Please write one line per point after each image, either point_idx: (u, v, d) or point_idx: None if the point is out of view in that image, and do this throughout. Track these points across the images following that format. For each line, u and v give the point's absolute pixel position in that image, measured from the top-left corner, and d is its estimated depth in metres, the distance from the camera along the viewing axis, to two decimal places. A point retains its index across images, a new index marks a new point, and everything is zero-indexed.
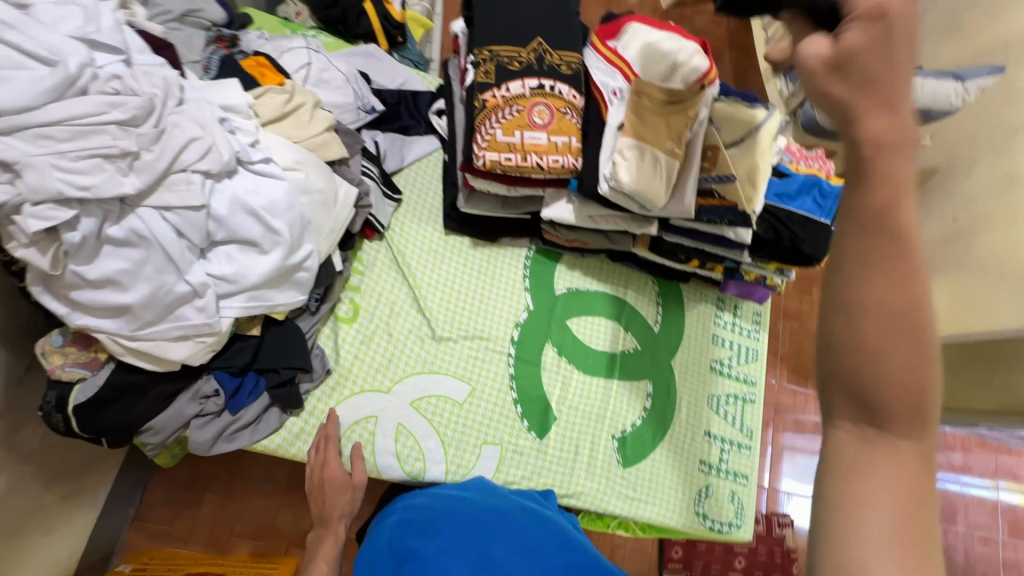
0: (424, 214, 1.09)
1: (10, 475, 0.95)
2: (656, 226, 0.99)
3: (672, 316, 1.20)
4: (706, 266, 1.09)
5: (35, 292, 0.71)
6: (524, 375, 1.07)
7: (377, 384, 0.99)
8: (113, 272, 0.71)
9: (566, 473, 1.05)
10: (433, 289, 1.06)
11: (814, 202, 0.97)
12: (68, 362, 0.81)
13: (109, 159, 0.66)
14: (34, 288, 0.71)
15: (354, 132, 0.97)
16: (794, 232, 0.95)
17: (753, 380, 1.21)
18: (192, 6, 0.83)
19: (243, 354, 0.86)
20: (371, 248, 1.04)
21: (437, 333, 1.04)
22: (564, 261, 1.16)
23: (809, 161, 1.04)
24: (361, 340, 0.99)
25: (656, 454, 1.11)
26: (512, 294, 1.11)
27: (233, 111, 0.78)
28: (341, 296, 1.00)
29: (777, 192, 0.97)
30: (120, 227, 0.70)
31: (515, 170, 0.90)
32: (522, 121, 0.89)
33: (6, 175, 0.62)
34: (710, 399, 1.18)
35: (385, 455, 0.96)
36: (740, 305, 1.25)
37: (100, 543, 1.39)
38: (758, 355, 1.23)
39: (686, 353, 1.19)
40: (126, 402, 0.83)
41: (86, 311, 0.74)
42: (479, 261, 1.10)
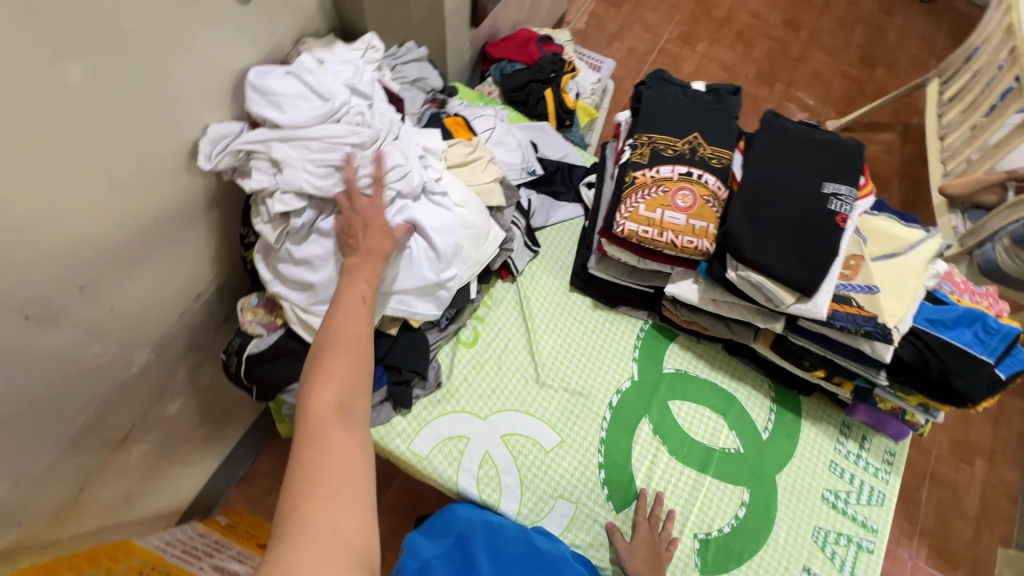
0: (554, 268, 1.19)
1: (182, 401, 1.17)
2: (782, 324, 0.97)
3: (786, 427, 1.12)
4: (833, 379, 1.02)
5: (257, 259, 0.94)
6: (614, 441, 1.07)
7: (477, 409, 1.07)
8: (311, 254, 0.90)
9: None
10: (546, 337, 1.13)
11: (975, 336, 0.88)
12: (255, 320, 1.02)
13: (337, 170, 0.86)
14: (257, 255, 0.93)
15: (513, 188, 1.13)
16: (945, 362, 0.87)
17: (874, 526, 1.06)
18: (421, 74, 1.08)
19: (378, 347, 1.00)
20: (502, 288, 1.16)
21: (541, 378, 1.10)
22: (678, 341, 1.16)
23: (975, 296, 0.96)
24: (473, 365, 1.09)
25: (740, 572, 1.01)
26: (619, 360, 1.14)
27: (431, 153, 0.97)
28: (466, 322, 1.12)
29: (929, 316, 0.91)
30: (327, 222, 0.89)
31: (649, 242, 0.97)
32: (665, 201, 0.97)
33: (272, 169, 0.85)
34: (815, 531, 1.05)
35: (467, 476, 1.02)
36: (869, 437, 1.12)
37: (211, 490, 1.59)
38: (884, 499, 1.08)
39: (795, 471, 1.09)
40: (282, 363, 1.00)
41: (282, 283, 0.95)
42: (594, 321, 1.16)
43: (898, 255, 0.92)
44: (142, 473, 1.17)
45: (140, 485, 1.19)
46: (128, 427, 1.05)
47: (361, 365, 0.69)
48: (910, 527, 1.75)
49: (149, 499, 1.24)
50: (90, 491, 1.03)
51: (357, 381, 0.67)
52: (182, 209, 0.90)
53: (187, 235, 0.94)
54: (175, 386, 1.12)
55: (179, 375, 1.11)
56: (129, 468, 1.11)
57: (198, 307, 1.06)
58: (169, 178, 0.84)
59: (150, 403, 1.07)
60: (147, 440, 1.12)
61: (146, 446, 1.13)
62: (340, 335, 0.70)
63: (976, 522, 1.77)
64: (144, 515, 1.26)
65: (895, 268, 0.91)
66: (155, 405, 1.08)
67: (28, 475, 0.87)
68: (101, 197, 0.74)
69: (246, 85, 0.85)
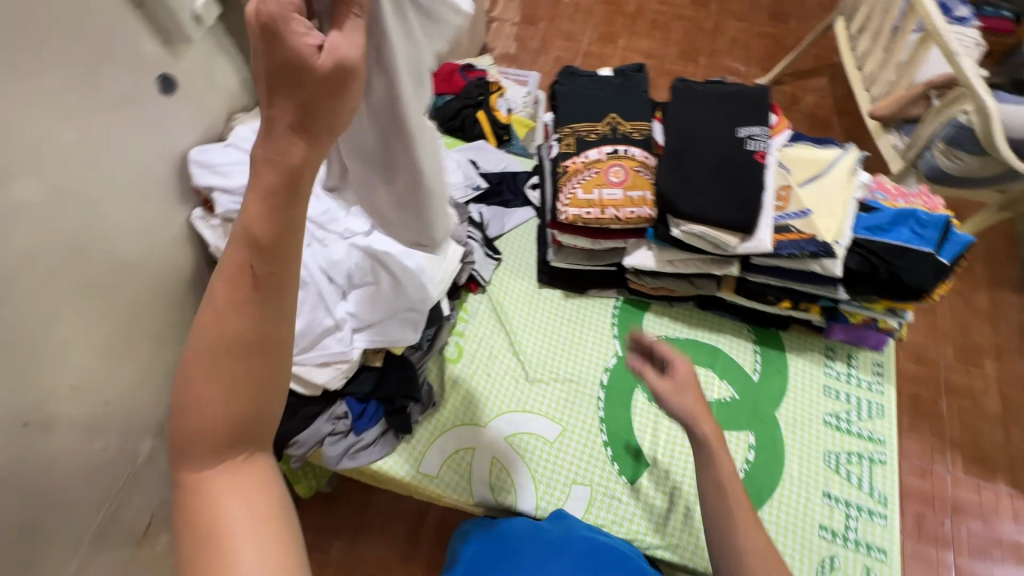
0: (520, 271, 1.24)
1: None
2: (737, 266, 1.02)
3: (773, 364, 1.15)
4: (800, 306, 1.06)
5: None
6: (614, 418, 1.10)
7: (477, 418, 1.10)
8: None
9: (660, 520, 1.02)
10: (528, 335, 1.18)
11: (912, 233, 0.93)
12: None
13: None
14: None
15: (463, 205, 1.19)
16: (890, 262, 0.92)
17: (880, 438, 1.08)
18: None
19: (368, 382, 1.04)
20: (476, 301, 1.21)
21: (531, 374, 1.14)
22: (652, 309, 1.21)
23: (909, 198, 1.01)
24: (463, 378, 1.13)
25: (763, 513, 1.02)
26: (601, 340, 1.17)
27: None
28: (448, 340, 1.16)
29: (868, 225, 0.96)
30: None
31: (594, 221, 1.03)
32: (600, 181, 1.04)
33: None
34: (826, 455, 1.07)
35: (481, 484, 1.04)
36: (855, 354, 1.16)
37: None
38: (884, 410, 1.10)
39: (792, 404, 1.12)
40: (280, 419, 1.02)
41: None
42: (569, 310, 1.20)
43: (822, 174, 0.99)
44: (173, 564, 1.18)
45: None
46: (148, 518, 1.07)
47: (252, 373, 0.51)
48: (939, 442, 1.76)
49: None
50: None
51: (253, 402, 0.51)
52: (154, 296, 0.95)
53: (165, 320, 0.99)
54: None
55: None
56: (158, 560, 1.13)
57: None
58: (137, 270, 0.89)
59: (166, 489, 1.10)
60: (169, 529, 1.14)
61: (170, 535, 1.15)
62: (220, 328, 0.49)
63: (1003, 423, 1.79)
64: None
65: (823, 188, 0.97)
66: (170, 492, 1.11)
67: None
68: (78, 298, 0.80)
69: (189, 163, 0.91)
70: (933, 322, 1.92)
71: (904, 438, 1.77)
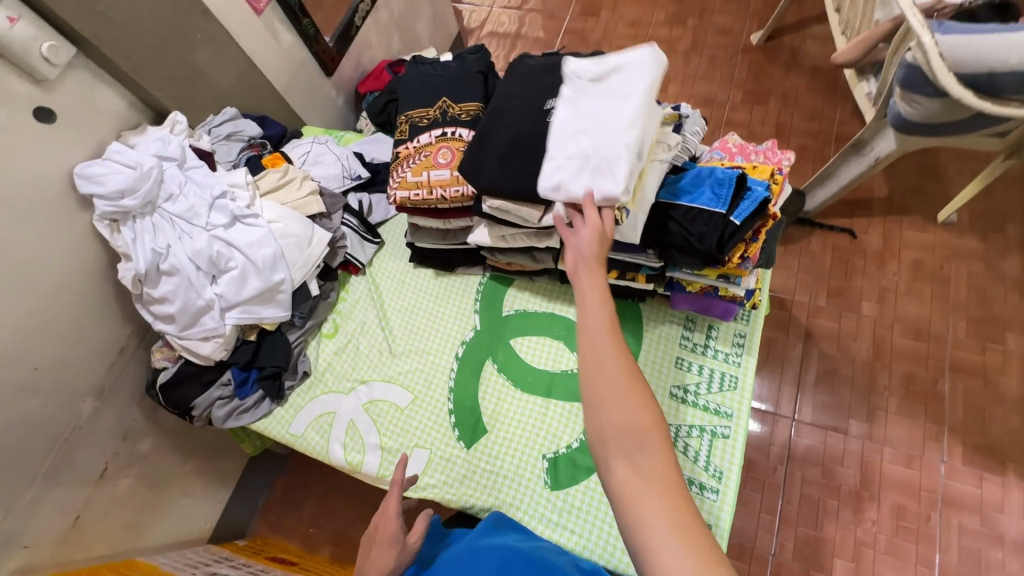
0: (398, 252, 1.33)
1: (152, 439, 1.46)
2: (557, 239, 1.04)
3: (626, 337, 1.13)
4: (627, 276, 1.04)
5: (146, 301, 1.16)
6: (463, 390, 1.15)
7: (343, 388, 1.21)
8: (167, 290, 1.13)
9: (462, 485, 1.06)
10: (399, 311, 1.26)
11: (713, 194, 0.88)
12: (162, 357, 1.26)
13: (171, 221, 1.13)
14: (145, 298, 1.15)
15: (336, 195, 1.29)
16: (687, 228, 0.88)
17: (727, 412, 1.03)
18: (237, 129, 1.29)
19: (244, 353, 1.20)
20: (356, 281, 1.32)
21: (395, 348, 1.22)
22: (514, 285, 1.24)
23: (748, 158, 0.98)
24: (335, 351, 1.24)
25: (590, 482, 1.03)
26: (462, 316, 1.23)
27: (236, 186, 1.17)
28: (326, 317, 1.28)
29: (673, 190, 0.92)
30: (167, 264, 1.12)
31: (424, 203, 1.10)
32: (429, 164, 1.10)
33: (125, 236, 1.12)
34: (665, 429, 1.04)
35: (335, 443, 1.16)
36: (715, 325, 1.10)
37: (232, 522, 1.86)
38: (738, 383, 1.05)
39: (640, 376, 1.09)
40: (183, 387, 1.23)
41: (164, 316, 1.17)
42: (437, 288, 1.27)
43: (640, 98, 0.90)
44: (137, 504, 1.47)
45: (142, 514, 1.49)
46: (103, 464, 1.34)
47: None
48: (936, 430, 1.68)
49: (156, 527, 1.55)
50: (92, 518, 1.35)
51: None
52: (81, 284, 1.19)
53: (89, 307, 1.22)
54: (137, 426, 1.41)
55: (136, 417, 1.40)
56: (120, 500, 1.41)
57: (127, 358, 1.34)
58: (43, 260, 1.10)
59: (118, 441, 1.37)
60: (128, 475, 1.41)
61: (130, 479, 1.42)
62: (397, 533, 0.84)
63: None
64: (158, 542, 1.56)
65: (639, 131, 0.89)
66: (121, 444, 1.37)
67: (18, 509, 1.17)
68: None
69: (76, 178, 1.09)
70: (945, 300, 1.85)
71: (889, 423, 1.71)
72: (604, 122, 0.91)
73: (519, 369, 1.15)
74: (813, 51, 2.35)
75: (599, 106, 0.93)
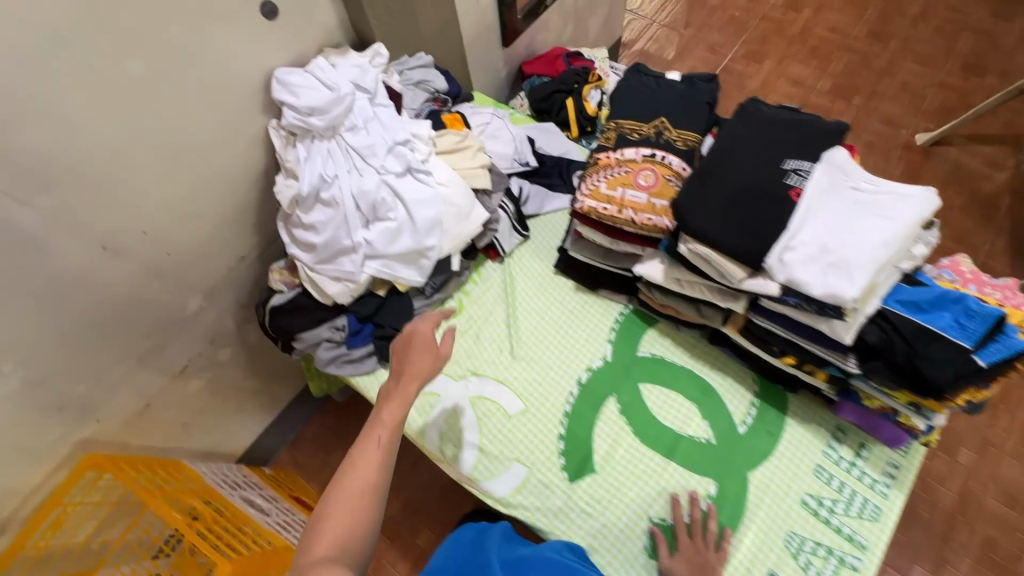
0: (542, 254, 1.27)
1: (231, 349, 1.42)
2: (743, 304, 0.95)
3: (766, 424, 1.05)
4: (805, 367, 0.95)
5: (293, 223, 1.12)
6: (579, 419, 1.09)
7: (453, 373, 1.16)
8: (318, 220, 1.08)
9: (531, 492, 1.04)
10: (528, 314, 1.21)
11: (954, 320, 0.79)
12: (280, 279, 1.22)
13: (347, 153, 1.08)
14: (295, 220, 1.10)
15: (502, 176, 1.23)
16: (913, 346, 0.80)
17: (862, 542, 0.95)
18: (427, 78, 1.24)
19: (369, 305, 1.16)
20: (491, 269, 1.26)
21: (517, 351, 1.17)
22: (656, 327, 1.16)
23: (983, 288, 0.88)
24: (455, 333, 1.19)
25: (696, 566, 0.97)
26: (594, 341, 1.16)
27: (418, 137, 1.13)
28: (453, 295, 1.23)
29: (903, 299, 0.84)
30: (329, 194, 1.07)
31: (609, 218, 1.02)
32: (627, 180, 1.02)
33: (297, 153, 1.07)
34: (788, 537, 0.97)
35: (433, 427, 1.10)
36: (868, 445, 1.01)
37: (262, 447, 1.82)
38: (880, 516, 0.96)
39: (772, 471, 1.01)
40: (293, 315, 1.18)
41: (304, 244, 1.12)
42: (574, 304, 1.21)
43: (905, 223, 0.82)
44: (196, 407, 1.43)
45: (196, 417, 1.45)
46: (184, 361, 1.30)
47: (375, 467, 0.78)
48: None
49: (202, 433, 1.51)
50: (156, 409, 1.31)
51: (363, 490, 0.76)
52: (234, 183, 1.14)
53: (232, 207, 1.17)
54: (225, 334, 1.36)
55: (228, 325, 1.35)
56: (184, 399, 1.37)
57: (243, 266, 1.28)
58: (213, 152, 1.05)
59: (205, 343, 1.32)
60: (199, 378, 1.37)
61: (200, 382, 1.38)
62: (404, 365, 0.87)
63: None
64: (198, 448, 1.53)
65: (890, 257, 0.82)
66: (206, 346, 1.33)
67: (102, 383, 1.13)
68: (159, 161, 0.98)
69: (274, 80, 1.04)
70: None
71: None
72: (854, 231, 0.84)
73: (643, 418, 1.08)
74: (978, 169, 2.19)
75: (859, 209, 0.86)
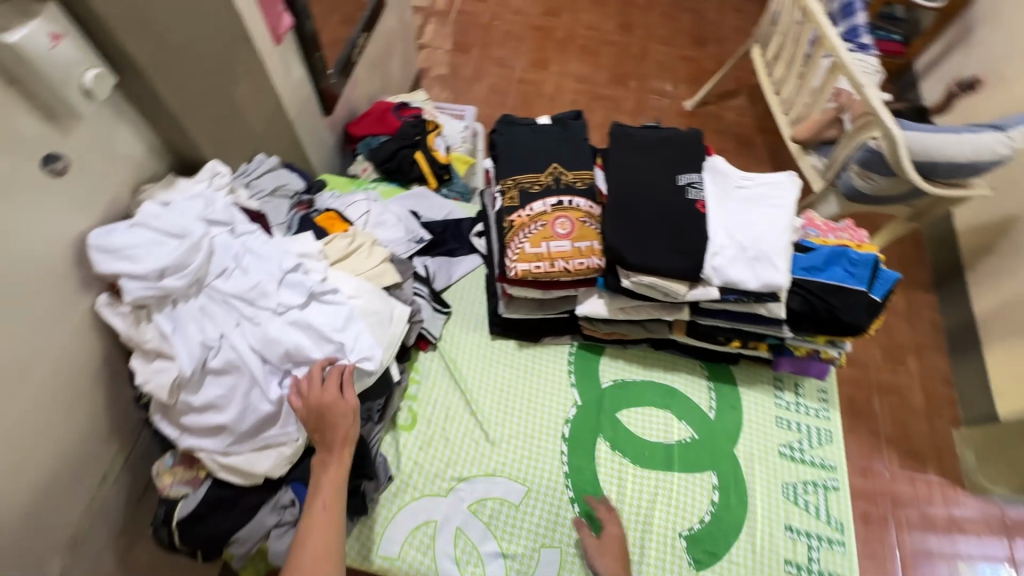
0: (472, 322, 1.19)
1: None
2: (687, 311, 1.02)
3: (727, 401, 1.17)
4: (750, 344, 1.08)
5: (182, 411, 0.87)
6: (579, 473, 1.07)
7: (438, 489, 1.03)
8: (216, 395, 0.86)
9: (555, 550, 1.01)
10: (485, 390, 1.13)
11: (845, 271, 0.98)
12: (175, 481, 0.93)
13: (226, 303, 0.88)
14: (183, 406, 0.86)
15: (405, 262, 1.13)
16: (830, 301, 0.96)
17: (832, 464, 1.12)
18: (281, 182, 1.08)
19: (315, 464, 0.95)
20: (427, 359, 1.15)
21: (492, 434, 1.09)
22: (606, 353, 1.19)
23: (838, 233, 1.08)
24: (420, 446, 1.06)
25: (732, 553, 1.03)
26: (559, 390, 1.15)
27: (309, 255, 0.96)
28: (399, 406, 1.09)
29: (805, 266, 1.00)
30: (220, 359, 0.85)
31: (545, 275, 1.00)
32: (547, 233, 1.01)
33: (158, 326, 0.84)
34: (785, 488, 1.09)
35: (444, 559, 0.98)
36: (801, 383, 1.20)
37: None
38: (833, 437, 1.14)
39: (749, 439, 1.13)
40: (216, 517, 0.92)
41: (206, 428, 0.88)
42: (523, 361, 1.17)
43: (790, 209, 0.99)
44: None
45: None
46: None
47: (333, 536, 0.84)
48: None
49: None
50: None
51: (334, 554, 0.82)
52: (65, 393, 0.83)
53: (70, 423, 0.84)
54: None
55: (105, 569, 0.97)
56: None
57: (107, 488, 0.94)
58: (22, 367, 0.74)
59: None
60: None
61: None
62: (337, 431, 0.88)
63: (918, 363, 1.66)
64: None
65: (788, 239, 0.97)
66: None
67: None
68: None
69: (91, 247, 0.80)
70: None
71: None
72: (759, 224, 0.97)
73: (634, 444, 1.11)
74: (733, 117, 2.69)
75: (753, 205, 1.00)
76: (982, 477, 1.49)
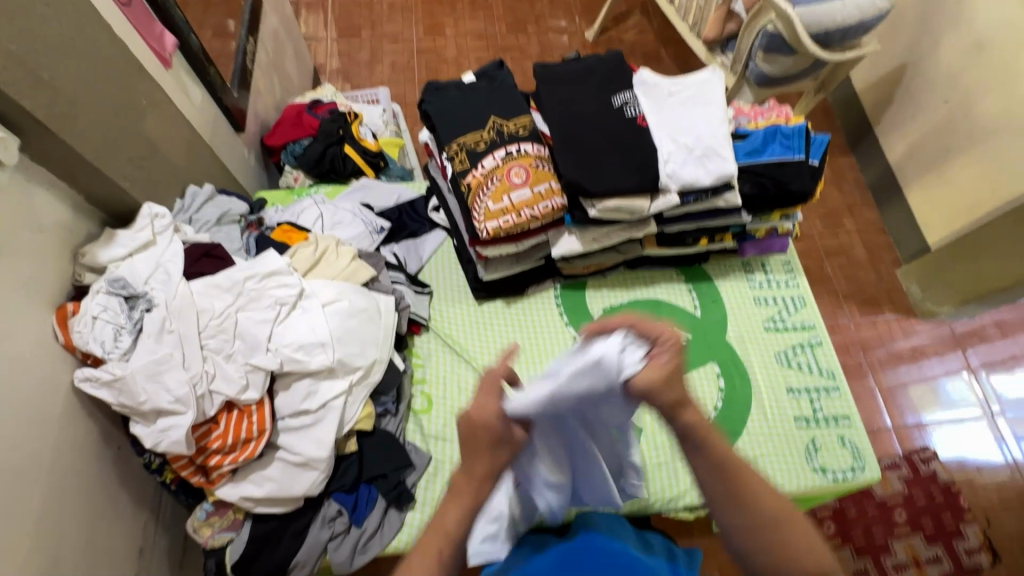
0: (456, 294, 1.20)
1: None
2: (653, 223, 1.07)
3: (708, 296, 1.24)
4: (716, 239, 1.15)
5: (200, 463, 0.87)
6: None
7: None
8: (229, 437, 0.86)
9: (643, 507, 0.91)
10: (490, 353, 1.15)
11: (782, 147, 1.04)
12: (216, 530, 0.91)
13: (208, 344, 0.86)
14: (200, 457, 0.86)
15: (374, 254, 1.12)
16: (775, 178, 1.03)
17: (811, 325, 1.22)
18: (223, 209, 1.05)
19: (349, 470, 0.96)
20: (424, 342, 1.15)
21: None
22: (590, 286, 1.24)
23: (766, 115, 1.15)
24: (444, 422, 1.08)
25: (751, 427, 1.11)
26: (557, 332, 1.19)
27: (279, 271, 0.93)
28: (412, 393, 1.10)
29: (747, 152, 1.05)
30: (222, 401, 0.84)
31: (516, 227, 1.02)
32: (505, 186, 1.02)
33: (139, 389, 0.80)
34: (778, 357, 1.19)
35: None
36: (767, 262, 1.29)
37: None
38: (806, 300, 1.25)
39: (736, 325, 1.22)
40: (270, 548, 0.92)
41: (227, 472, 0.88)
42: (516, 316, 1.20)
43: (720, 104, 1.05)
44: None
45: None
46: None
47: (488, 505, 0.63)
48: None
49: None
50: None
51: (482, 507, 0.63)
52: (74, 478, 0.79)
53: (89, 505, 0.81)
54: None
55: None
56: None
57: (147, 558, 0.91)
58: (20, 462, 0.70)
59: None
60: None
61: None
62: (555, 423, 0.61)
63: (855, 220, 1.81)
64: None
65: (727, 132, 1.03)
66: None
67: None
68: None
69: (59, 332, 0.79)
70: None
71: None
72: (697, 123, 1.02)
73: None
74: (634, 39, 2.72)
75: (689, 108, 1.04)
76: (929, 303, 1.65)
